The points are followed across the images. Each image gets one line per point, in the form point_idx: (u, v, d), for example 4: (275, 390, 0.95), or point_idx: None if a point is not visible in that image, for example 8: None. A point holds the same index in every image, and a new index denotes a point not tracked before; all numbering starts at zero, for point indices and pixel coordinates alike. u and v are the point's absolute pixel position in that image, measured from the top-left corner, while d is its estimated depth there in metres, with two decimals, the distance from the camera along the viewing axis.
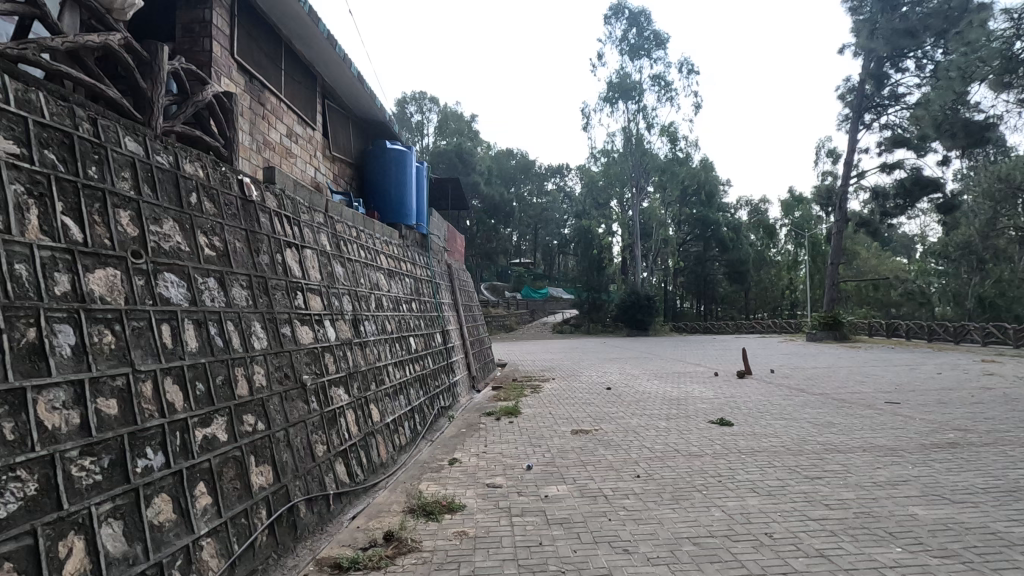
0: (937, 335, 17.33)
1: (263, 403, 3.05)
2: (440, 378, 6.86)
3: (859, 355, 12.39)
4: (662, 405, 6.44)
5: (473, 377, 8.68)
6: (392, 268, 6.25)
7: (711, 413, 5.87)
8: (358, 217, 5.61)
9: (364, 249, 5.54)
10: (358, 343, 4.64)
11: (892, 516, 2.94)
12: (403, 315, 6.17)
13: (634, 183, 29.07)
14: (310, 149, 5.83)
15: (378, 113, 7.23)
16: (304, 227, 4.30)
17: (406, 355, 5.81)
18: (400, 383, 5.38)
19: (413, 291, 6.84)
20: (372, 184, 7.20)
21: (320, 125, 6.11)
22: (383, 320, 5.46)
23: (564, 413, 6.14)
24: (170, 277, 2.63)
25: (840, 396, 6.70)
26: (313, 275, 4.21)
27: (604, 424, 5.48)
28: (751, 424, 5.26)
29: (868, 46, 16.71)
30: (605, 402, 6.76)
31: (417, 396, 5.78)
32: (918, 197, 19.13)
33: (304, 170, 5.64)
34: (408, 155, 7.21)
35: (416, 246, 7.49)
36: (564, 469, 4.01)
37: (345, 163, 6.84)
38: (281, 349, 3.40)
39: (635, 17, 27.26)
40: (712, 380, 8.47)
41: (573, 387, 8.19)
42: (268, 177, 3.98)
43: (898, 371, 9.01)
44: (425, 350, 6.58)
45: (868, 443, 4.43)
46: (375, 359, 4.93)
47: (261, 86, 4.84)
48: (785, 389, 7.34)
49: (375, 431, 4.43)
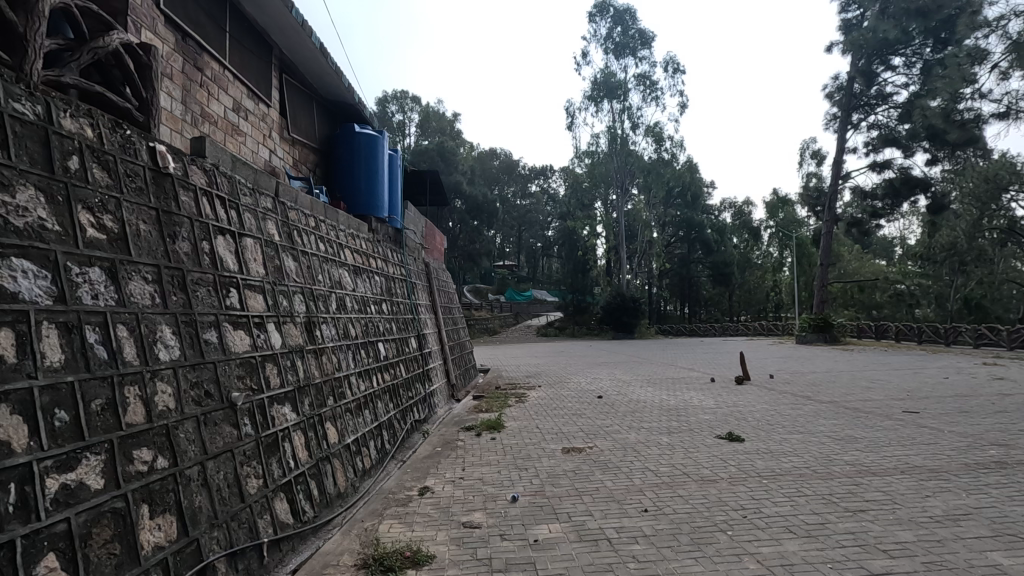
0: (926, 337, 17.17)
1: (168, 432, 2.34)
2: (414, 389, 6.16)
3: (856, 358, 11.93)
4: (661, 417, 5.82)
5: (453, 386, 8.00)
6: (358, 265, 5.56)
7: (717, 426, 5.26)
8: (318, 206, 4.91)
9: (324, 242, 4.84)
10: (312, 351, 3.94)
11: (972, 568, 2.34)
12: (370, 317, 5.46)
13: (619, 184, 28.59)
14: (263, 128, 5.10)
15: (346, 94, 6.45)
16: (245, 212, 3.59)
17: (373, 363, 5.10)
18: (365, 396, 4.69)
19: (384, 292, 6.15)
20: (339, 171, 6.48)
21: (276, 102, 5.37)
22: (346, 322, 4.76)
23: (552, 427, 5.50)
24: (23, 265, 1.91)
25: (852, 405, 6.15)
26: (254, 268, 3.50)
27: (598, 441, 4.84)
28: (763, 439, 4.67)
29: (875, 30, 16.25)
30: (596, 413, 6.13)
31: (386, 410, 5.09)
32: (907, 197, 19.02)
33: (255, 151, 4.91)
34: (379, 140, 6.51)
35: (387, 242, 6.80)
36: (556, 501, 3.36)
37: (308, 148, 6.11)
38: (201, 360, 2.69)
39: (620, 15, 26.85)
40: (709, 387, 7.89)
41: (562, 396, 7.53)
42: (198, 150, 3.26)
43: (903, 375, 8.52)
44: (397, 357, 5.89)
45: (904, 463, 3.86)
46: (333, 369, 4.23)
47: (198, 47, 4.09)
48: (791, 398, 6.78)
49: (332, 455, 3.75)
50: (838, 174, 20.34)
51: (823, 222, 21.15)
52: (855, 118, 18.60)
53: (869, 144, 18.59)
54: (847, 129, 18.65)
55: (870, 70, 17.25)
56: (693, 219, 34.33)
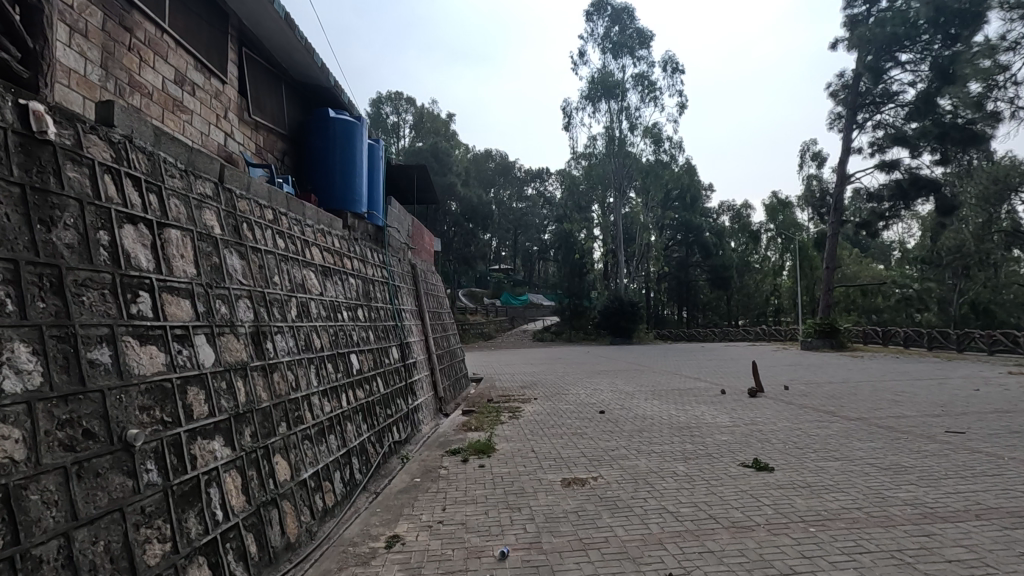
0: (936, 343, 16.56)
1: (9, 496, 1.66)
2: (394, 406, 5.48)
3: (871, 365, 11.36)
4: (673, 438, 5.16)
5: (440, 399, 7.33)
6: (328, 265, 4.86)
7: (739, 451, 4.58)
8: (277, 196, 4.22)
9: (284, 238, 4.14)
10: (260, 368, 3.26)
11: None
12: (342, 325, 4.78)
13: (616, 186, 28.06)
14: (216, 107, 4.42)
15: (319, 75, 5.75)
16: (170, 196, 2.89)
17: (343, 378, 4.42)
18: (331, 418, 3.99)
19: (360, 296, 5.47)
20: (311, 161, 5.79)
21: (233, 80, 4.67)
22: (309, 333, 4.06)
23: (549, 450, 4.83)
24: None
25: (886, 423, 5.49)
26: (180, 266, 2.81)
27: (602, 469, 4.17)
28: (795, 468, 4.03)
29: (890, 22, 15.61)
30: (599, 432, 5.46)
31: (358, 433, 4.41)
32: (914, 197, 18.39)
33: (204, 132, 4.23)
34: (357, 129, 5.83)
35: (366, 241, 6.13)
36: (554, 559, 2.67)
37: (274, 134, 5.43)
38: (81, 390, 2.00)
39: (618, 14, 26.31)
40: (720, 400, 7.22)
41: (561, 410, 6.85)
42: (104, 118, 2.57)
43: (929, 386, 7.88)
44: (374, 371, 5.19)
45: (974, 504, 3.20)
46: (289, 390, 3.53)
47: (124, 3, 3.41)
48: (813, 414, 6.11)
49: (281, 497, 3.05)
50: (842, 176, 19.77)
51: (829, 224, 20.56)
52: (861, 117, 18.03)
53: (874, 144, 18.01)
54: (852, 129, 18.08)
55: (879, 66, 16.51)
56: (691, 221, 33.90)
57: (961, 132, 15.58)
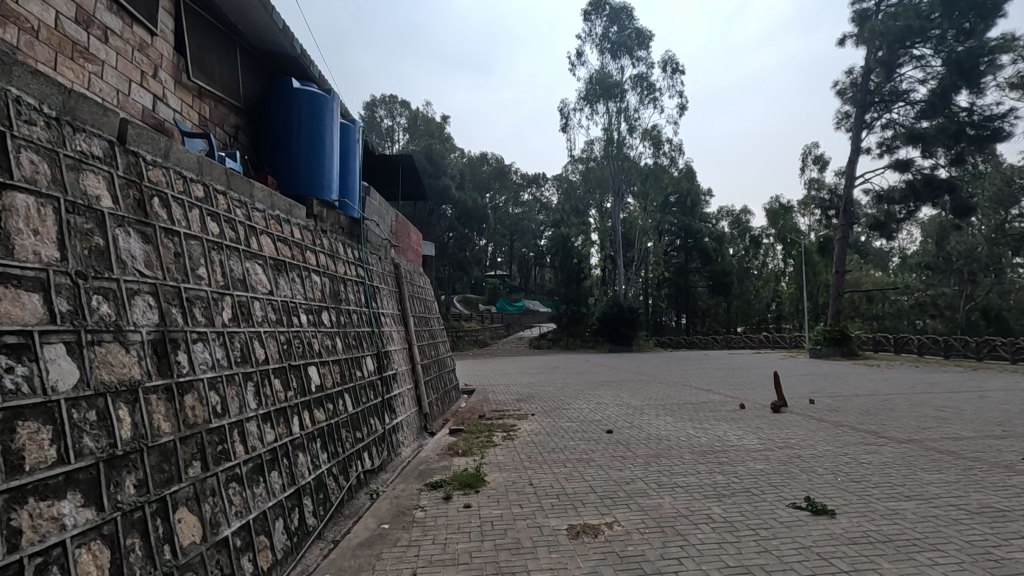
0: (953, 351, 15.86)
1: None
2: (366, 427, 4.64)
3: (892, 374, 10.58)
4: (698, 467, 4.33)
5: (425, 415, 6.49)
6: (282, 259, 4.02)
7: (786, 487, 3.72)
8: (212, 168, 3.38)
9: (218, 222, 3.30)
10: (166, 390, 2.42)
11: None
12: (299, 331, 3.93)
13: (614, 191, 27.40)
14: (140, 63, 3.58)
15: (281, 40, 4.89)
16: (24, 147, 2.06)
17: (295, 396, 3.57)
18: (277, 449, 3.15)
19: (326, 296, 4.63)
20: (271, 138, 4.93)
21: (163, 30, 3.81)
22: (247, 341, 3.21)
23: (549, 484, 3.97)
24: None
25: (945, 447, 4.69)
26: (27, 245, 1.96)
27: (617, 512, 3.33)
28: (860, 512, 3.21)
29: (904, 15, 14.96)
30: (607, 458, 4.62)
31: (316, 465, 3.56)
32: (927, 199, 17.51)
33: (118, 88, 3.37)
34: (325, 102, 5.00)
35: (336, 234, 5.28)
36: None
37: (225, 105, 4.60)
38: None
39: (616, 14, 25.76)
40: (741, 416, 6.36)
41: (563, 430, 5.99)
42: None
43: (970, 400, 7.09)
44: (341, 386, 4.35)
45: None
46: (210, 417, 2.67)
47: None
48: (854, 434, 5.28)
49: (182, 571, 2.21)
50: (850, 178, 19.14)
51: (838, 227, 19.82)
52: (869, 117, 17.39)
53: (882, 143, 17.37)
54: (860, 130, 17.42)
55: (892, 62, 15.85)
56: (690, 226, 33.27)
57: (978, 131, 14.99)
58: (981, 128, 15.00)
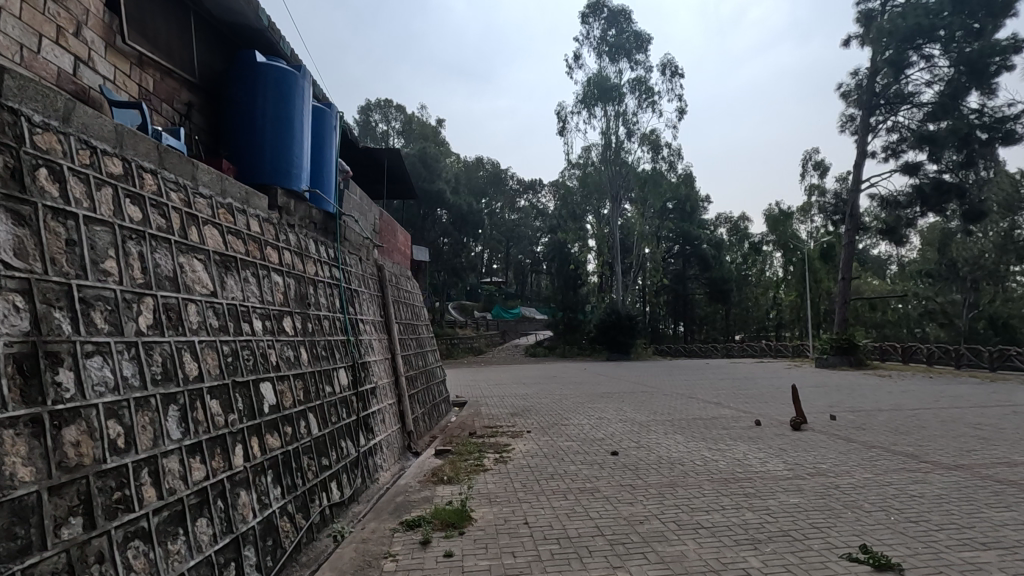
0: (965, 362, 15.25)
1: None
2: (336, 451, 4.00)
3: (908, 387, 9.98)
4: (721, 500, 3.70)
5: (409, 433, 5.84)
6: (232, 254, 3.38)
7: (833, 531, 3.08)
8: (138, 141, 2.76)
9: (141, 205, 2.67)
10: (29, 422, 1.79)
11: None
12: (251, 340, 3.30)
13: (612, 196, 26.80)
14: (56, 16, 2.96)
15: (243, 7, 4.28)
16: None
17: (240, 419, 2.94)
18: (208, 490, 2.50)
19: (290, 300, 3.99)
20: (231, 119, 4.31)
21: None
22: (174, 353, 2.57)
23: (547, 524, 3.32)
24: None
25: (1003, 476, 4.08)
26: None
27: (632, 566, 2.70)
28: (930, 566, 2.60)
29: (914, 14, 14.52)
30: (613, 488, 3.98)
31: (265, 503, 2.93)
32: (936, 202, 16.93)
33: (23, 41, 2.74)
34: (293, 78, 4.39)
35: (307, 230, 4.66)
36: None
37: (173, 78, 3.97)
38: None
39: (613, 16, 25.37)
40: (758, 435, 5.75)
41: (562, 450, 5.36)
42: None
43: (1006, 417, 6.47)
44: (304, 403, 3.72)
45: None
46: (105, 454, 2.02)
47: None
48: (892, 458, 4.66)
49: None
50: (855, 182, 18.67)
51: (844, 232, 19.31)
52: (874, 121, 16.99)
53: (888, 147, 16.92)
54: (866, 134, 16.96)
55: (902, 60, 15.28)
56: (689, 233, 32.74)
57: (989, 132, 14.64)
58: (993, 130, 14.61)
